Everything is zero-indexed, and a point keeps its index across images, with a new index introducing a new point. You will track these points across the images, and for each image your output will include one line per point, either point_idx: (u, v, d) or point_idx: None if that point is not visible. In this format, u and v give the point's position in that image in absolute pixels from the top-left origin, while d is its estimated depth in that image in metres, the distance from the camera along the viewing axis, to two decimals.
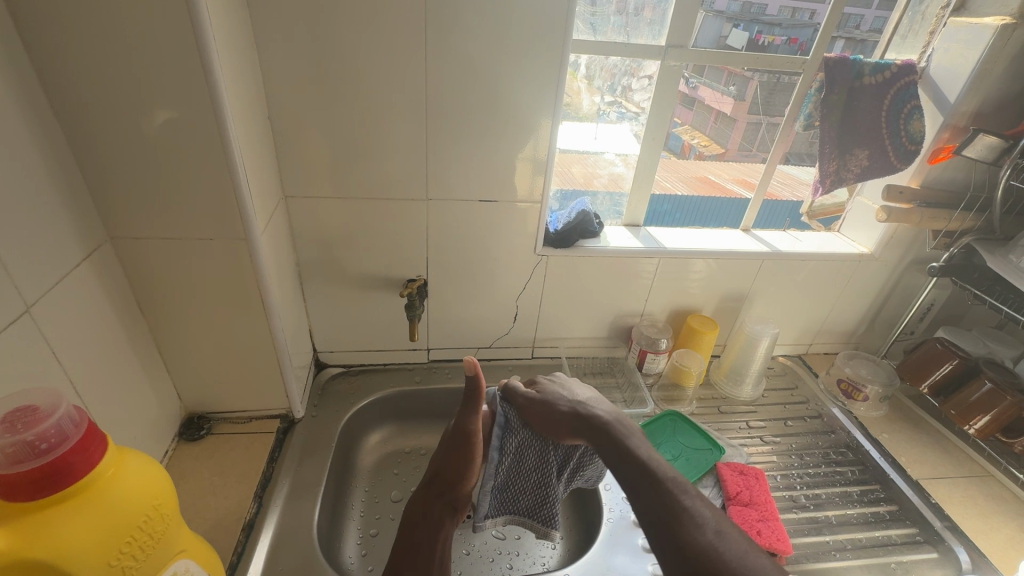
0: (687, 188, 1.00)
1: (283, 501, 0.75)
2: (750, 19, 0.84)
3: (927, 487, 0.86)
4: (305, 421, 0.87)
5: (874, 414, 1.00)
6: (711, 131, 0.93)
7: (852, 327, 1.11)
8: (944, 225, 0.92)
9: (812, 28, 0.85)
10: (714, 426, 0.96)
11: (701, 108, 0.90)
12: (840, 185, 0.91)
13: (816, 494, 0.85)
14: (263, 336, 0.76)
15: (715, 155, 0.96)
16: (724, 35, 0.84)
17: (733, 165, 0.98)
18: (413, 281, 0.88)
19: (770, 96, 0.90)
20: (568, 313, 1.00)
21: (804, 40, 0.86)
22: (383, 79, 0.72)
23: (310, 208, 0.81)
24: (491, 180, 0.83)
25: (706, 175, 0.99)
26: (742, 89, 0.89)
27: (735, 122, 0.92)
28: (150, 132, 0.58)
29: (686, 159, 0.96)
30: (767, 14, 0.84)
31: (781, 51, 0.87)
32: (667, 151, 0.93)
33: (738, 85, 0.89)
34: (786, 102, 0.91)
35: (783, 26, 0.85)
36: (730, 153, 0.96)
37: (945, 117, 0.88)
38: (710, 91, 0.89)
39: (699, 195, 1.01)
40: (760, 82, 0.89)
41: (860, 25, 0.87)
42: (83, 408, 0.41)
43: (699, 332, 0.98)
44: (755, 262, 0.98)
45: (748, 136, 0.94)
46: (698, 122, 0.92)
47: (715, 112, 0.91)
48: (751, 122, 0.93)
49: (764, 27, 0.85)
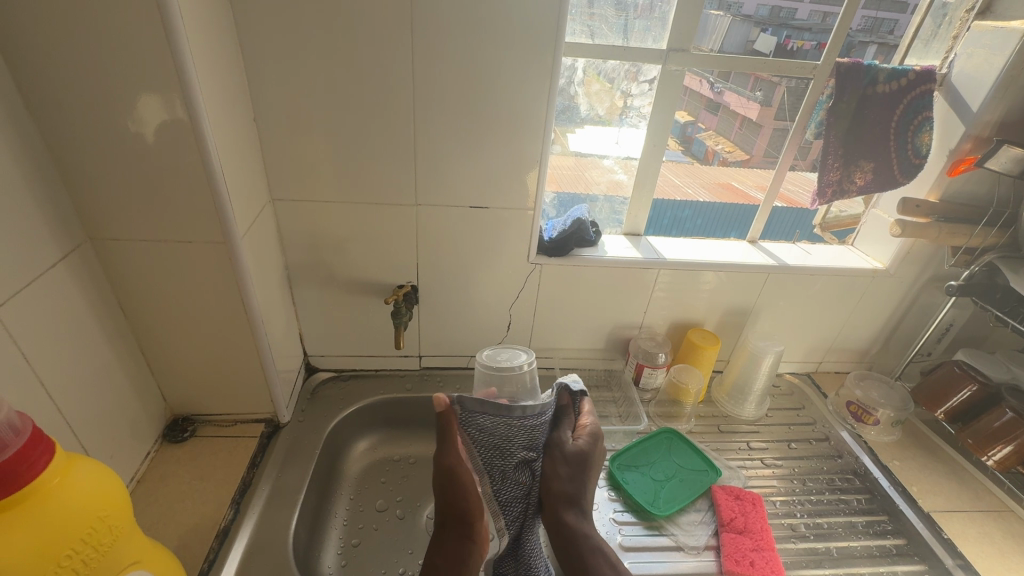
0: (709, 194, 0.97)
1: (260, 508, 0.74)
2: (780, 25, 0.81)
3: (939, 520, 0.81)
4: (291, 426, 0.86)
5: (885, 439, 0.94)
6: (735, 137, 0.90)
7: (865, 346, 1.05)
8: (964, 242, 0.87)
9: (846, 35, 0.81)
10: (712, 446, 0.92)
11: (725, 115, 0.88)
12: (843, 197, 0.88)
13: (818, 523, 0.80)
14: (246, 340, 0.75)
15: (739, 161, 0.93)
16: (752, 39, 0.82)
17: (757, 172, 0.94)
18: (400, 287, 0.87)
19: (801, 103, 0.87)
20: (564, 324, 0.97)
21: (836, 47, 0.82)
22: (369, 81, 0.70)
23: (298, 211, 0.80)
24: (483, 186, 0.81)
25: (729, 181, 0.96)
26: (769, 95, 0.86)
27: (760, 129, 0.89)
28: (126, 134, 0.58)
29: (709, 165, 0.94)
30: (797, 19, 0.81)
31: (809, 57, 0.83)
32: (688, 156, 0.92)
33: (765, 90, 0.86)
34: (796, 108, 0.87)
35: (813, 31, 0.82)
36: (754, 159, 0.93)
37: (967, 126, 0.82)
38: (736, 96, 0.86)
39: (721, 203, 0.97)
40: (787, 88, 0.85)
41: (893, 30, 0.85)
42: (27, 414, 0.40)
43: (699, 347, 0.94)
44: (761, 275, 0.94)
45: (774, 144, 0.90)
46: (722, 128, 0.90)
47: (740, 118, 0.88)
48: (778, 129, 0.89)
49: (793, 32, 0.81)
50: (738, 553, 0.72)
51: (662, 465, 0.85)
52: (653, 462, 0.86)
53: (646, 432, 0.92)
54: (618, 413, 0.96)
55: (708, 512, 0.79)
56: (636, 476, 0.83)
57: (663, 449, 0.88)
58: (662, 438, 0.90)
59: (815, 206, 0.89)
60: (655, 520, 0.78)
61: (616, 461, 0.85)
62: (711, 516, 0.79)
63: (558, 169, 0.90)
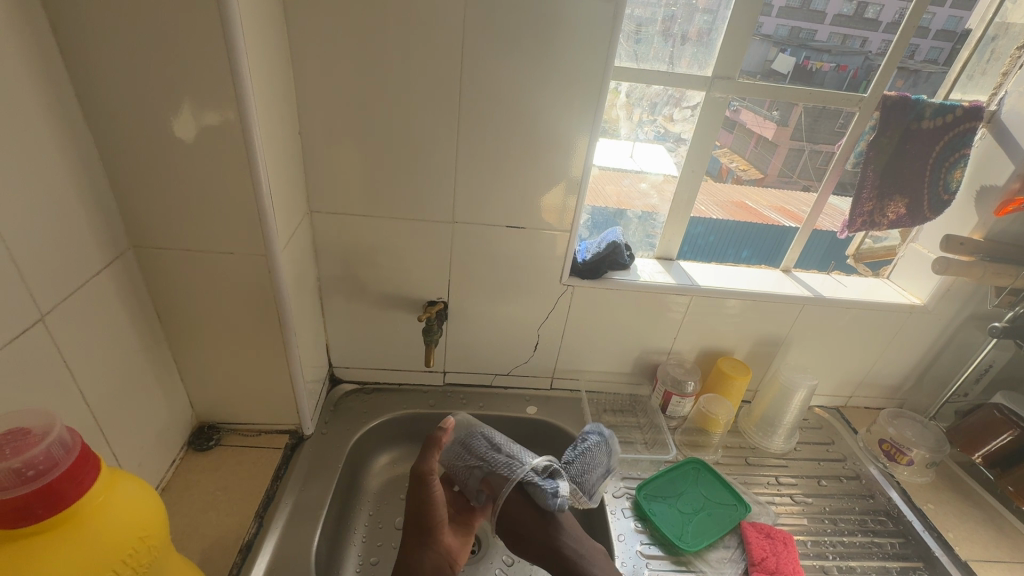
0: (722, 211, 0.96)
1: (283, 523, 0.73)
2: (799, 45, 0.79)
3: (977, 570, 0.78)
4: (314, 439, 0.86)
5: (918, 481, 0.91)
6: (750, 155, 0.88)
7: (899, 381, 1.03)
8: (1009, 282, 0.85)
9: (863, 57, 0.80)
10: (740, 479, 0.89)
11: (741, 132, 0.85)
12: (873, 229, 0.87)
13: (850, 567, 0.78)
14: (277, 352, 0.75)
15: (754, 180, 0.91)
16: (769, 59, 0.80)
17: (771, 191, 0.93)
18: (432, 304, 0.86)
19: (815, 122, 0.85)
20: (592, 346, 0.96)
21: (854, 68, 0.81)
22: (416, 97, 0.70)
23: (334, 223, 0.80)
24: (519, 206, 0.80)
25: (743, 200, 0.94)
26: (786, 115, 0.84)
27: (776, 148, 0.87)
28: (176, 145, 0.58)
29: (722, 183, 0.91)
30: (816, 40, 0.80)
31: (828, 79, 0.81)
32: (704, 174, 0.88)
33: (782, 110, 0.83)
34: (832, 129, 0.85)
35: (833, 53, 0.80)
36: (769, 178, 0.90)
37: (1016, 165, 0.80)
38: (751, 115, 0.83)
39: (733, 220, 0.96)
40: (805, 108, 0.83)
41: (914, 55, 0.80)
42: (76, 430, 0.39)
43: (730, 377, 0.92)
44: (796, 306, 0.92)
45: (789, 163, 0.88)
46: (737, 146, 0.87)
47: (756, 136, 0.86)
48: (794, 149, 0.87)
49: (812, 53, 0.80)
50: None
51: (689, 497, 0.83)
52: (680, 494, 0.84)
53: (673, 462, 0.90)
54: (643, 440, 0.94)
55: (737, 549, 0.77)
56: (662, 507, 0.81)
57: (690, 480, 0.86)
58: (688, 468, 0.88)
59: (845, 234, 0.89)
60: (683, 555, 0.76)
61: (642, 491, 0.83)
62: (741, 553, 0.77)
63: (594, 190, 0.90)
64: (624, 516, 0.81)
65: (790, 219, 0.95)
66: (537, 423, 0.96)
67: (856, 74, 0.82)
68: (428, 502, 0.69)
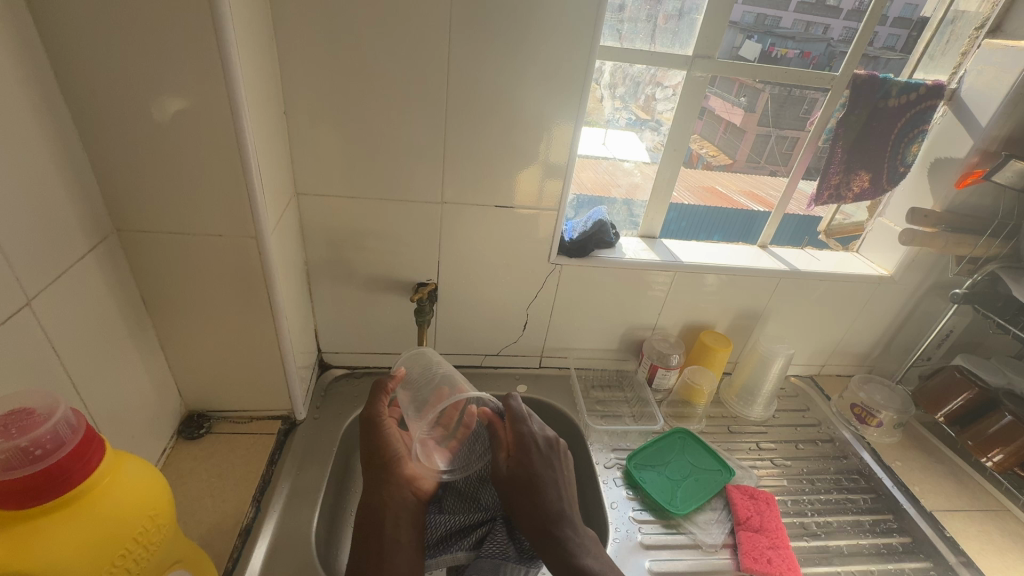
0: (693, 197, 0.97)
1: (281, 506, 0.73)
2: (765, 32, 0.82)
3: (941, 519, 0.84)
4: (307, 424, 0.85)
5: (887, 441, 0.97)
6: (720, 141, 0.90)
7: (868, 349, 1.08)
8: (969, 251, 0.88)
9: (824, 43, 0.84)
10: (723, 446, 0.94)
11: (711, 118, 0.87)
12: (839, 201, 0.92)
13: (826, 522, 0.83)
14: (268, 336, 0.74)
15: (723, 165, 0.94)
16: (737, 46, 0.81)
17: (740, 176, 0.96)
18: (423, 285, 0.86)
19: (781, 109, 0.88)
20: (579, 324, 0.98)
21: (816, 54, 0.84)
22: (402, 75, 0.70)
23: (321, 206, 0.79)
24: (508, 186, 0.81)
25: (714, 185, 0.96)
26: (753, 101, 0.87)
27: (744, 134, 0.90)
28: (161, 124, 0.56)
29: (693, 168, 0.92)
30: (781, 26, 0.82)
31: (793, 64, 0.84)
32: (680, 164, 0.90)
33: (749, 96, 0.86)
34: (796, 116, 0.88)
35: (796, 40, 0.83)
36: (738, 163, 0.94)
37: (976, 140, 0.84)
38: (721, 101, 0.86)
39: (706, 206, 0.99)
40: (771, 95, 0.86)
41: (873, 42, 0.83)
42: (81, 412, 0.39)
43: (712, 349, 0.95)
44: (773, 280, 0.96)
45: (756, 149, 0.92)
46: (707, 132, 0.89)
47: (725, 122, 0.89)
48: (760, 134, 0.90)
49: (777, 40, 0.83)
50: (755, 550, 0.73)
51: (676, 464, 0.87)
52: (667, 462, 0.87)
53: (661, 432, 0.93)
54: (631, 413, 0.97)
55: (723, 511, 0.81)
56: (652, 475, 0.84)
57: (676, 449, 0.89)
58: (675, 438, 0.91)
59: (813, 206, 0.92)
60: (673, 518, 0.79)
61: (633, 460, 0.86)
62: (726, 514, 0.80)
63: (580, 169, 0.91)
64: (615, 485, 0.83)
65: (762, 206, 0.99)
66: (528, 401, 0.98)
67: (818, 60, 0.84)
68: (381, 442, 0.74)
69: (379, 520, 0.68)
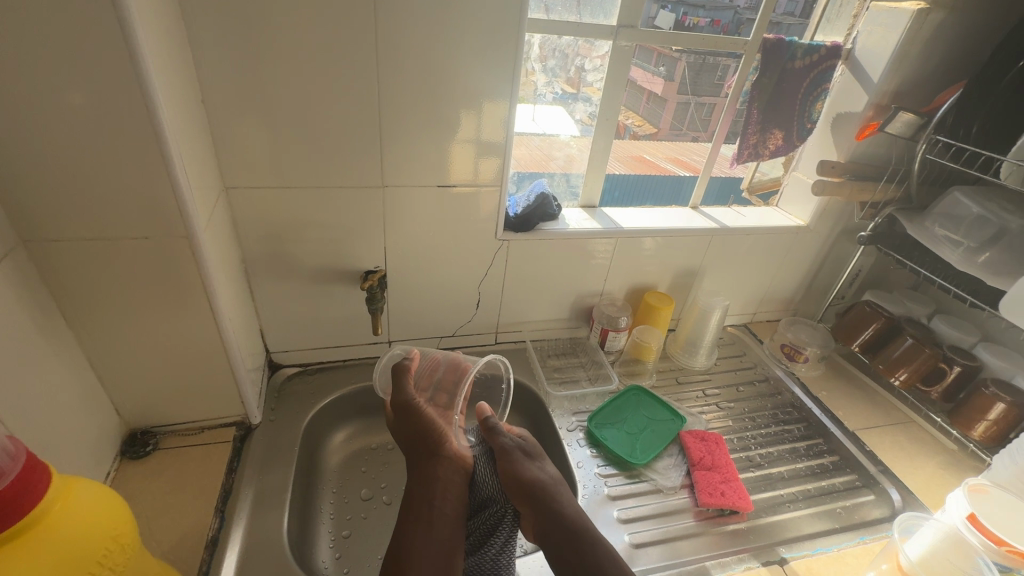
0: (625, 167, 1.02)
1: (247, 512, 0.71)
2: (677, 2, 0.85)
3: (862, 436, 0.95)
4: (264, 427, 0.83)
5: (813, 374, 1.08)
6: (644, 111, 0.95)
7: (791, 294, 1.19)
8: (870, 197, 0.97)
9: (731, 11, 0.88)
10: (673, 396, 1.00)
11: (634, 89, 0.91)
12: (756, 159, 0.99)
13: (768, 452, 0.91)
14: (212, 341, 0.71)
15: (648, 134, 0.99)
16: (652, 16, 0.84)
17: (666, 144, 1.01)
18: (372, 272, 0.85)
19: (697, 76, 0.92)
20: (530, 297, 1.01)
21: (725, 22, 0.89)
22: (328, 55, 0.67)
23: (254, 199, 0.75)
24: (449, 165, 0.80)
25: (641, 154, 1.02)
26: (671, 70, 0.91)
27: (666, 103, 0.95)
28: (63, 121, 0.51)
29: (622, 139, 0.97)
30: None
31: (705, 32, 0.89)
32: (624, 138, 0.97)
33: (667, 66, 0.90)
34: (710, 82, 0.93)
35: (707, 8, 0.87)
36: (662, 132, 0.99)
37: (870, 95, 0.92)
38: (642, 72, 0.89)
39: (636, 173, 1.03)
40: (687, 63, 0.90)
41: (775, 9, 0.89)
42: (17, 438, 0.36)
43: (656, 308, 1.01)
44: (706, 238, 1.02)
45: (678, 116, 0.97)
46: (632, 103, 0.93)
47: (647, 92, 0.93)
48: (681, 102, 0.95)
49: (689, 9, 0.86)
50: (709, 486, 0.80)
51: (633, 419, 0.92)
52: (625, 417, 0.92)
53: (616, 391, 0.98)
54: (587, 377, 1.01)
55: (678, 455, 0.87)
56: (612, 432, 0.89)
57: (632, 405, 0.95)
58: (630, 394, 0.96)
59: (735, 166, 0.99)
60: (634, 468, 0.84)
61: (593, 420, 0.91)
62: (681, 458, 0.87)
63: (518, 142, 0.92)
64: (579, 446, 0.88)
65: (686, 169, 1.05)
66: (488, 377, 1.00)
67: (727, 27, 0.89)
68: (417, 420, 0.77)
69: (428, 492, 0.72)
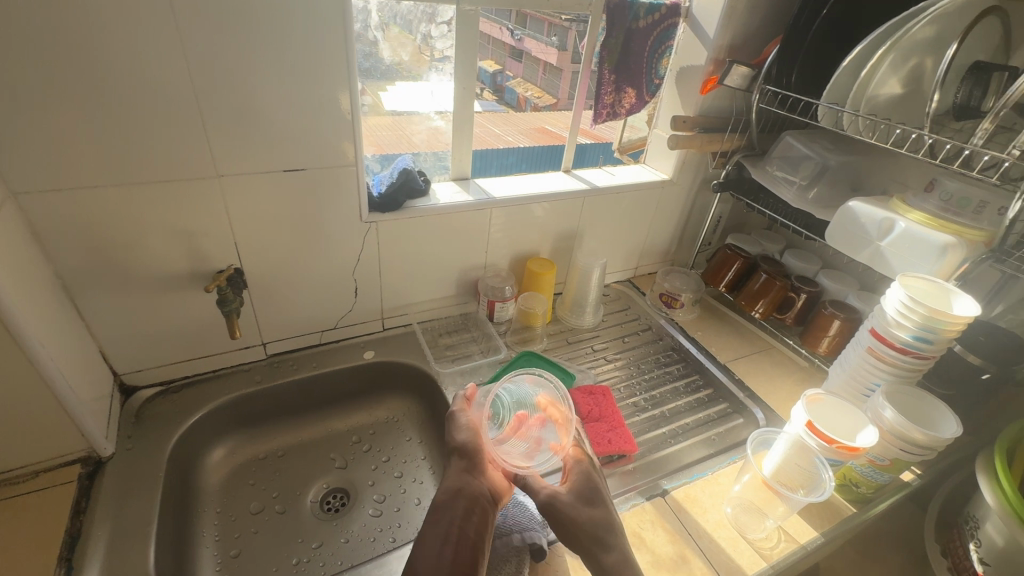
0: (529, 139, 1.07)
1: (101, 556, 0.63)
2: None
3: (731, 367, 1.04)
4: (118, 458, 0.74)
5: (690, 317, 1.16)
6: (542, 82, 1.03)
7: (667, 246, 1.26)
8: (720, 146, 1.05)
9: None
10: (564, 357, 1.03)
11: (529, 61, 0.98)
12: (615, 118, 1.05)
13: (652, 395, 0.97)
14: (22, 373, 0.61)
15: (550, 105, 1.05)
16: None
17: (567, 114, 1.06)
18: (221, 271, 0.77)
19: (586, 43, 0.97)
20: (412, 278, 0.98)
21: None
22: (114, 28, 0.57)
23: (55, 204, 0.65)
24: (294, 149, 0.74)
25: (544, 125, 1.07)
26: (563, 39, 0.97)
27: (562, 72, 1.00)
28: None
29: (522, 111, 1.04)
30: None
31: None
32: (504, 105, 1.02)
33: (559, 35, 0.96)
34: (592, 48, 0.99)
35: None
36: (563, 102, 1.04)
37: (709, 51, 0.97)
38: (535, 43, 0.96)
39: (540, 146, 1.08)
40: (577, 32, 0.96)
41: None
42: None
43: (539, 274, 1.03)
44: (578, 200, 1.05)
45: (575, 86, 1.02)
46: (529, 75, 1.01)
47: (543, 63, 0.99)
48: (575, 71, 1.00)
49: None
50: (598, 435, 0.84)
51: None
52: None
53: (505, 360, 0.99)
54: (479, 350, 1.01)
55: None
56: None
57: (525, 371, 0.97)
58: (522, 361, 0.98)
59: (594, 126, 1.03)
60: None
61: None
62: None
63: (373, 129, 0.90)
64: None
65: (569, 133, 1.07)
66: (378, 365, 0.97)
67: None
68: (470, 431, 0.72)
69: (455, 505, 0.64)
